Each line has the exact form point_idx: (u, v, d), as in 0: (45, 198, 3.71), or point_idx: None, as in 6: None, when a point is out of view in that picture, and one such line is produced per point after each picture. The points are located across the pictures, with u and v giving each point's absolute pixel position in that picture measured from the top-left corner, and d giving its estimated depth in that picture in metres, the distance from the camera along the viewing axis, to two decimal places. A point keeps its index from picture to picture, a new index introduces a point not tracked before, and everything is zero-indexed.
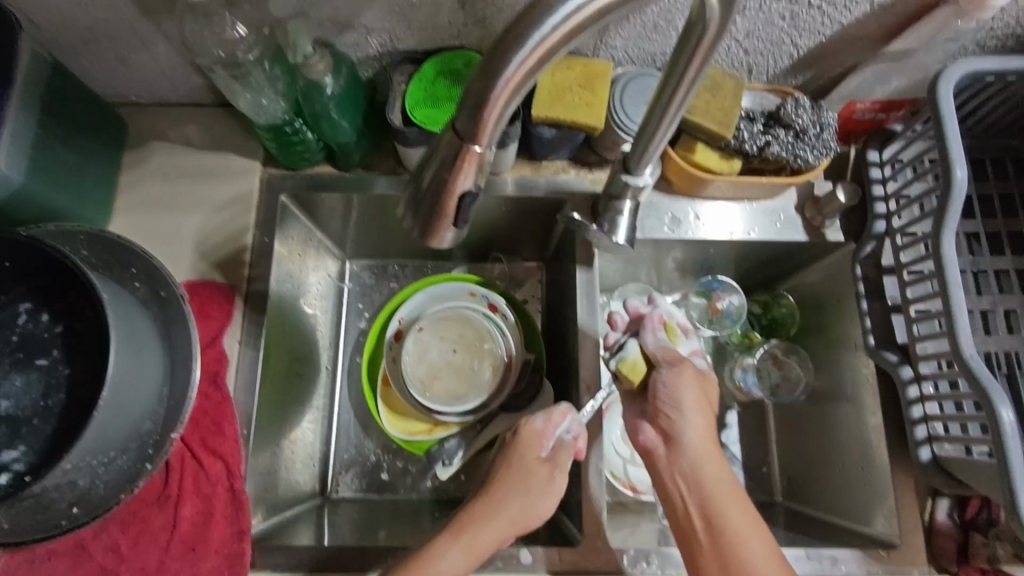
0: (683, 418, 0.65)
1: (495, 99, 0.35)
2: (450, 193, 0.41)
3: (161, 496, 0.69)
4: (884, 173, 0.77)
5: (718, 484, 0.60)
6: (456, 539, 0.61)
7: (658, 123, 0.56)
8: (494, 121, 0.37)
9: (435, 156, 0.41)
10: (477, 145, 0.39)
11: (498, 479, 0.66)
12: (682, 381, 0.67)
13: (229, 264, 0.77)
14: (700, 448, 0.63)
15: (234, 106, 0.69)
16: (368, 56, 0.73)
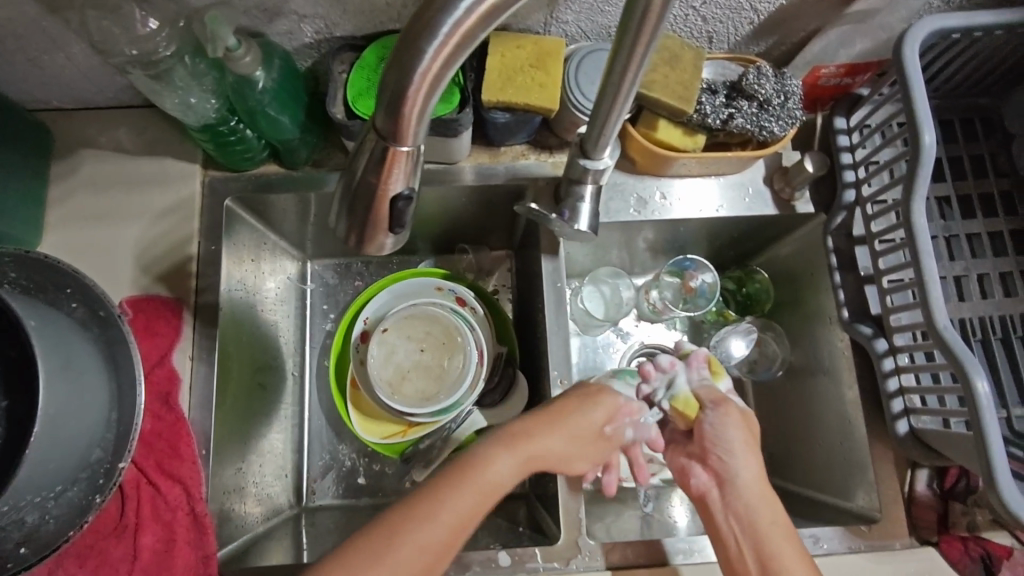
0: (740, 453, 0.63)
1: (414, 91, 0.31)
2: (381, 198, 0.38)
3: (118, 527, 0.65)
4: (852, 142, 0.74)
5: (768, 522, 0.58)
6: (511, 450, 0.59)
7: (612, 102, 0.52)
8: (416, 117, 0.33)
9: (360, 159, 0.37)
10: (402, 145, 0.35)
11: (555, 411, 0.64)
12: (736, 424, 0.65)
13: (174, 275, 0.73)
14: (752, 485, 0.61)
15: (160, 107, 0.63)
16: (304, 45, 0.68)
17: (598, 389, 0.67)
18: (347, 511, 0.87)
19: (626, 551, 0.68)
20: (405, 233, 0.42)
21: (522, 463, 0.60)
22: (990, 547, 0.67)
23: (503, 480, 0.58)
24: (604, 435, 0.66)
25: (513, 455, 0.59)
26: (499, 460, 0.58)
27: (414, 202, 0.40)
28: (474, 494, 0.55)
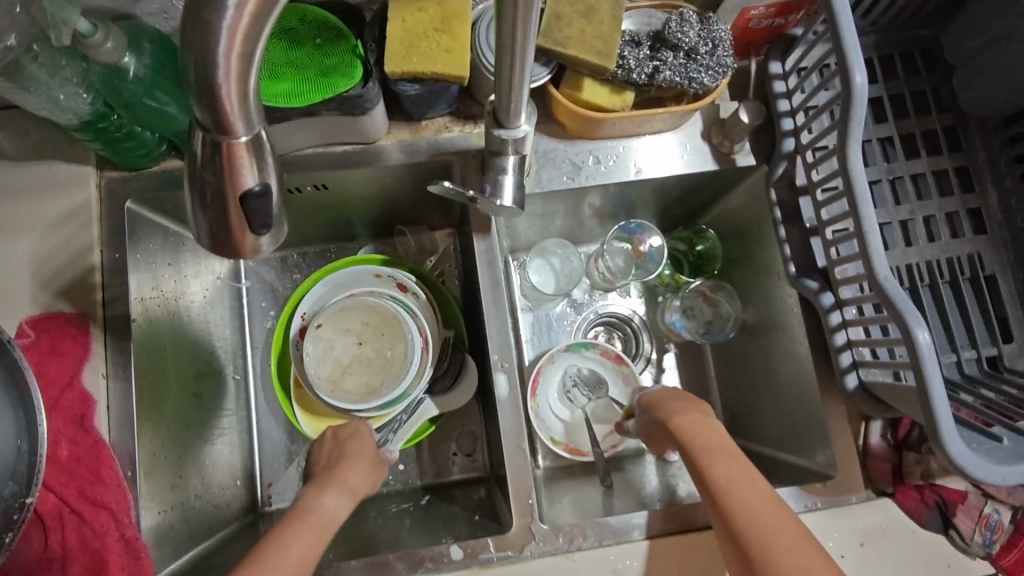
0: (673, 407, 0.66)
1: (223, 70, 0.26)
2: (229, 200, 0.33)
3: (43, 561, 0.61)
4: (788, 86, 0.70)
5: (716, 445, 0.59)
6: (332, 490, 0.64)
7: (511, 63, 0.47)
8: (238, 104, 0.28)
9: (199, 159, 0.33)
10: (238, 136, 0.31)
11: (338, 459, 0.69)
12: (664, 397, 0.68)
13: (77, 289, 0.67)
14: (694, 423, 0.62)
15: (24, 107, 0.57)
16: (183, 24, 0.61)
17: (341, 428, 0.73)
18: None
19: (581, 532, 0.66)
20: (279, 231, 0.38)
21: (347, 491, 0.64)
22: (944, 492, 0.66)
23: (336, 512, 0.62)
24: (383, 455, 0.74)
25: (336, 492, 0.63)
26: (327, 497, 0.62)
27: (277, 195, 0.35)
28: (312, 535, 0.57)
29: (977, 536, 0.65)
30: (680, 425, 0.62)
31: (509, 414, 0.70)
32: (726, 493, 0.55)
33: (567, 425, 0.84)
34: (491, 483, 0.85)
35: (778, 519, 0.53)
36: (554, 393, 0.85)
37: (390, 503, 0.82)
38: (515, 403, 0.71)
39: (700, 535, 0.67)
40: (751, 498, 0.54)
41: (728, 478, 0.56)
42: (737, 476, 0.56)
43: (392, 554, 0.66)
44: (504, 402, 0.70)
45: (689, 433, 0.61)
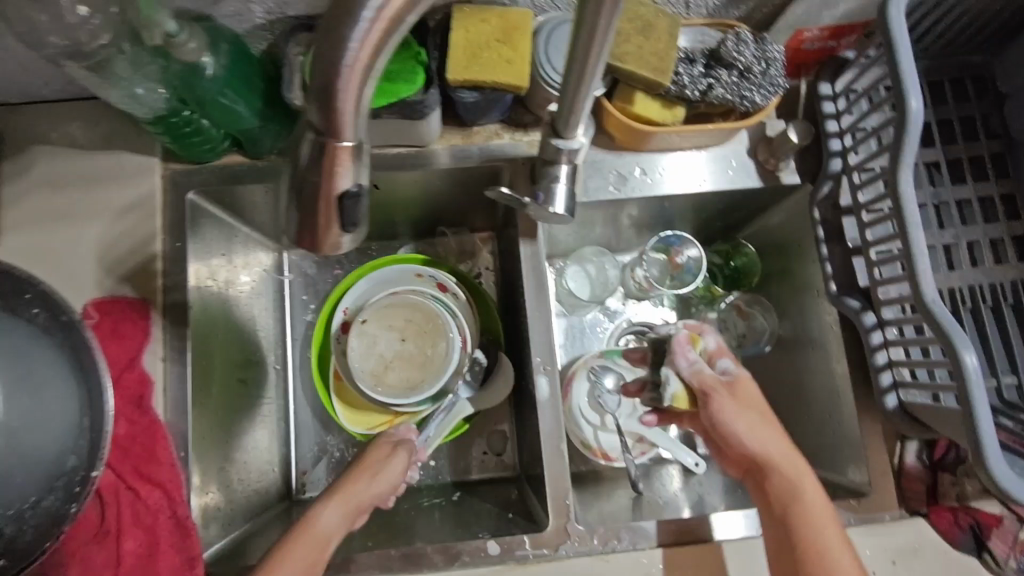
0: (763, 435, 0.61)
1: (347, 74, 0.28)
2: (324, 198, 0.35)
3: (98, 534, 0.64)
4: (837, 107, 0.71)
5: (814, 503, 0.58)
6: (333, 500, 0.63)
7: (579, 77, 0.49)
8: (353, 111, 0.30)
9: (300, 158, 0.35)
10: (343, 141, 0.33)
11: (365, 461, 0.68)
12: (751, 402, 0.63)
13: (140, 275, 0.70)
14: (786, 468, 0.60)
15: (105, 99, 0.60)
16: (256, 26, 0.64)
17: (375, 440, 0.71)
18: None
19: (616, 534, 0.68)
20: (361, 230, 0.39)
21: (347, 506, 0.63)
22: (980, 517, 0.66)
23: (337, 530, 0.61)
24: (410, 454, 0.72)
25: (335, 503, 0.63)
26: (325, 512, 0.62)
27: (366, 197, 0.37)
28: (312, 551, 0.59)
29: (1011, 561, 0.65)
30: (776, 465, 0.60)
31: (548, 416, 0.72)
32: (807, 548, 0.57)
33: (597, 429, 0.84)
34: (520, 482, 0.87)
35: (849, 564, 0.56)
36: (585, 397, 0.85)
37: (423, 497, 0.84)
38: (554, 406, 0.72)
39: (713, 545, 0.68)
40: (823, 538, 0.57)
41: (823, 548, 0.56)
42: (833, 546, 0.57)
43: (431, 546, 0.68)
44: (544, 405, 0.72)
45: (788, 481, 0.59)
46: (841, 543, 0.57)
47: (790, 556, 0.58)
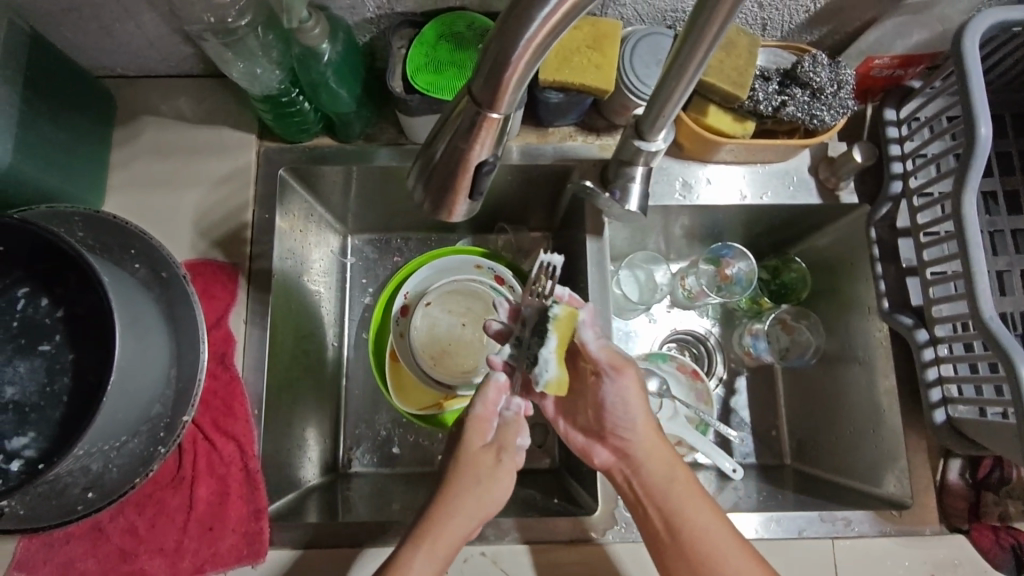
0: (630, 422, 0.66)
1: (520, 52, 0.32)
2: (464, 164, 0.39)
3: (175, 478, 0.70)
4: (901, 133, 0.75)
5: (681, 483, 0.65)
6: (421, 549, 0.59)
7: (675, 86, 0.53)
8: (513, 85, 0.35)
9: (449, 125, 0.39)
10: (495, 112, 0.36)
11: (459, 482, 0.61)
12: (639, 394, 0.66)
13: (231, 241, 0.76)
14: (654, 452, 0.66)
15: (227, 75, 0.65)
16: (365, 20, 0.70)
17: (469, 463, 0.62)
18: (382, 478, 0.88)
19: None
20: (481, 196, 0.44)
21: (438, 557, 0.59)
22: (1020, 536, 0.70)
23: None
24: (504, 458, 0.63)
25: (425, 552, 0.59)
26: (415, 565, 0.58)
27: (495, 169, 0.42)
28: None
29: None
30: (640, 449, 0.66)
31: None
32: (682, 520, 0.64)
33: None
34: (559, 474, 0.89)
35: (719, 535, 0.63)
36: None
37: None
38: None
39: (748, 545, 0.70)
40: (694, 513, 0.64)
41: (692, 521, 0.63)
42: (704, 520, 0.63)
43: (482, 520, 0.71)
44: None
45: (652, 464, 0.66)
46: (712, 515, 0.64)
47: (670, 531, 0.64)
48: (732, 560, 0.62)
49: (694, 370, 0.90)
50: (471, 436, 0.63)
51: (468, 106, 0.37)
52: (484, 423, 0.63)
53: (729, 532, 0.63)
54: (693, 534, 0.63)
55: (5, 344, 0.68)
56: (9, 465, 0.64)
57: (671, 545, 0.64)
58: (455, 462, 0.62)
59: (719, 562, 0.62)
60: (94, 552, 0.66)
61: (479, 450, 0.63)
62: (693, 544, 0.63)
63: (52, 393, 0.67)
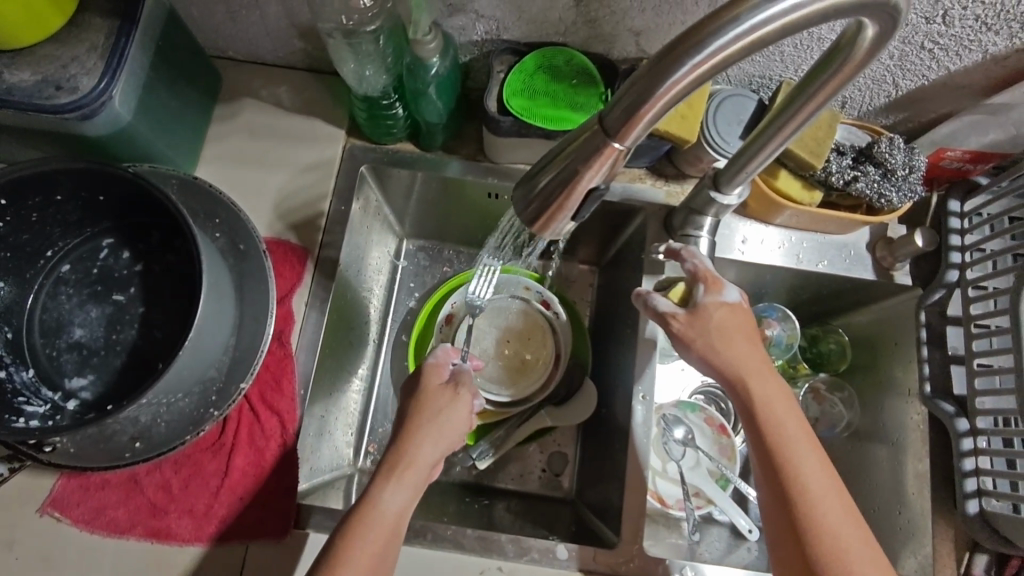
0: (720, 346, 0.62)
1: (661, 93, 0.36)
2: (575, 186, 0.41)
3: (215, 444, 0.71)
4: (963, 225, 0.77)
5: (782, 417, 0.59)
6: (392, 480, 0.58)
7: (756, 153, 0.55)
8: (648, 119, 0.38)
9: (569, 150, 0.41)
10: (621, 142, 0.39)
11: (421, 410, 0.63)
12: (729, 318, 0.63)
13: (306, 226, 0.79)
14: (753, 376, 0.61)
15: (336, 71, 0.70)
16: (470, 41, 0.74)
17: (433, 394, 0.65)
18: None
19: (679, 569, 0.72)
20: (577, 221, 0.46)
21: (409, 486, 0.58)
22: None
23: (410, 507, 0.58)
24: (458, 391, 0.65)
25: (396, 482, 0.58)
26: (387, 494, 0.57)
27: (600, 195, 0.43)
28: (384, 535, 0.55)
29: None
30: (735, 371, 0.61)
31: (637, 441, 0.77)
32: (779, 447, 0.58)
33: (657, 474, 0.87)
34: (575, 508, 0.88)
35: (812, 458, 0.57)
36: (652, 442, 0.89)
37: (481, 497, 0.87)
38: (646, 433, 0.78)
39: None
40: (789, 437, 0.58)
41: (786, 446, 0.58)
42: (804, 463, 0.57)
43: (504, 535, 0.72)
44: (637, 429, 0.78)
45: (750, 390, 0.60)
46: (814, 453, 0.58)
47: (763, 458, 0.58)
48: (831, 499, 0.56)
49: (721, 426, 0.90)
50: (431, 373, 0.67)
51: (597, 133, 0.39)
52: (440, 367, 0.68)
53: (832, 482, 0.57)
54: (788, 459, 0.57)
55: (82, 288, 0.71)
56: (66, 403, 0.66)
57: (766, 476, 0.58)
58: (418, 395, 0.65)
59: (826, 534, 0.54)
60: (127, 501, 0.68)
61: (438, 386, 0.66)
62: (792, 496, 0.56)
63: (116, 342, 0.69)
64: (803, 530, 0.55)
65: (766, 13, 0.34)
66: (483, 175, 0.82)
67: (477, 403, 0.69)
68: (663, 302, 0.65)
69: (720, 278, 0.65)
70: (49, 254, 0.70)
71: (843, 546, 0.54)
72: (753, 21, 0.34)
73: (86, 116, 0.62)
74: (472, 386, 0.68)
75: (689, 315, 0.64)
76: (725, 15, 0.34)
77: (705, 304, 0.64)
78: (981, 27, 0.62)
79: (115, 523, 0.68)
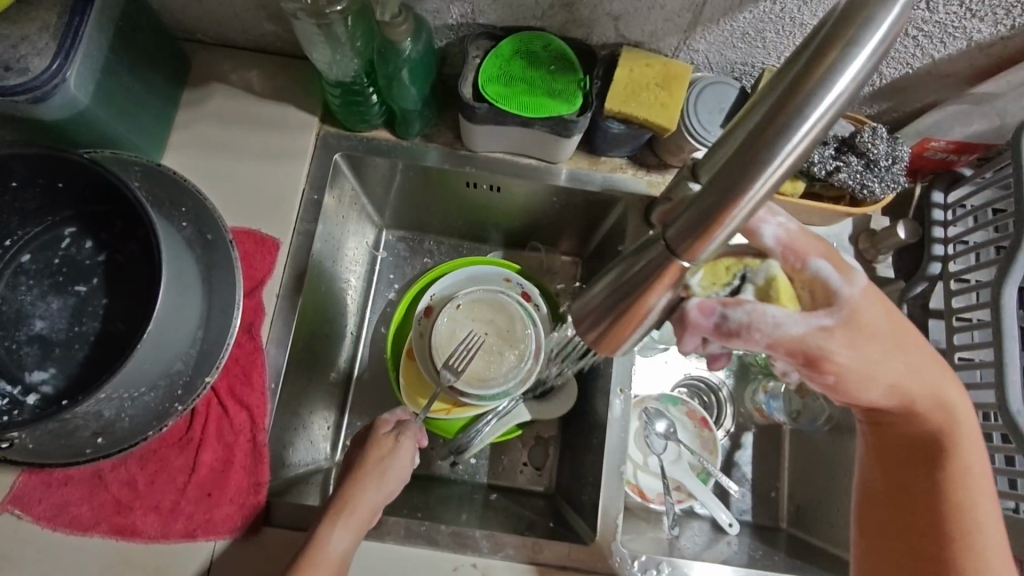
0: (912, 378, 0.51)
1: (734, 208, 0.31)
2: (641, 301, 0.36)
3: (183, 439, 0.70)
4: (947, 216, 0.77)
5: (968, 448, 0.52)
6: (339, 523, 0.61)
7: None
8: (722, 232, 0.32)
9: (629, 264, 0.36)
10: (687, 259, 0.34)
11: (368, 462, 0.67)
12: (884, 319, 0.49)
13: (278, 215, 0.77)
14: (943, 400, 0.52)
15: (306, 54, 0.68)
16: (446, 25, 0.72)
17: (380, 442, 0.69)
18: None
19: (655, 565, 0.71)
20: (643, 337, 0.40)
21: (353, 527, 0.62)
22: None
23: (352, 548, 0.61)
24: (399, 439, 0.69)
25: (342, 525, 0.61)
26: (333, 536, 0.60)
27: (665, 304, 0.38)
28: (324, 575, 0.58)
29: None
30: (942, 419, 0.52)
31: (615, 435, 0.77)
32: (962, 479, 0.52)
33: (638, 467, 0.87)
34: (554, 501, 0.87)
35: (980, 491, 0.52)
36: (633, 435, 0.88)
37: (462, 489, 0.87)
38: (623, 427, 0.78)
39: None
40: (957, 465, 0.52)
41: (968, 481, 0.52)
42: (987, 521, 0.51)
43: (479, 531, 0.71)
44: (614, 423, 0.77)
45: (950, 434, 0.52)
46: (986, 491, 0.52)
47: (955, 492, 0.52)
48: (992, 534, 0.51)
49: (703, 419, 0.89)
50: (379, 425, 0.71)
51: (659, 247, 0.34)
52: (388, 420, 0.72)
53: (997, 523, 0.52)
54: (959, 494, 0.52)
55: (42, 279, 0.68)
56: (25, 398, 0.64)
57: (956, 516, 0.51)
58: (365, 445, 0.69)
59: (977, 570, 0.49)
60: (91, 499, 0.66)
61: (381, 436, 0.70)
62: (951, 534, 0.51)
63: (78, 334, 0.67)
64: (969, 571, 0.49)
65: (835, 94, 0.27)
66: (461, 164, 0.81)
67: (421, 441, 0.74)
68: (783, 321, 0.46)
69: (832, 249, 0.50)
70: (7, 243, 0.68)
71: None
72: (823, 111, 0.27)
73: (39, 98, 0.59)
74: (415, 434, 0.71)
75: (840, 330, 0.48)
76: (794, 97, 0.28)
77: (852, 300, 0.49)
78: (966, 13, 0.60)
79: (79, 520, 0.66)
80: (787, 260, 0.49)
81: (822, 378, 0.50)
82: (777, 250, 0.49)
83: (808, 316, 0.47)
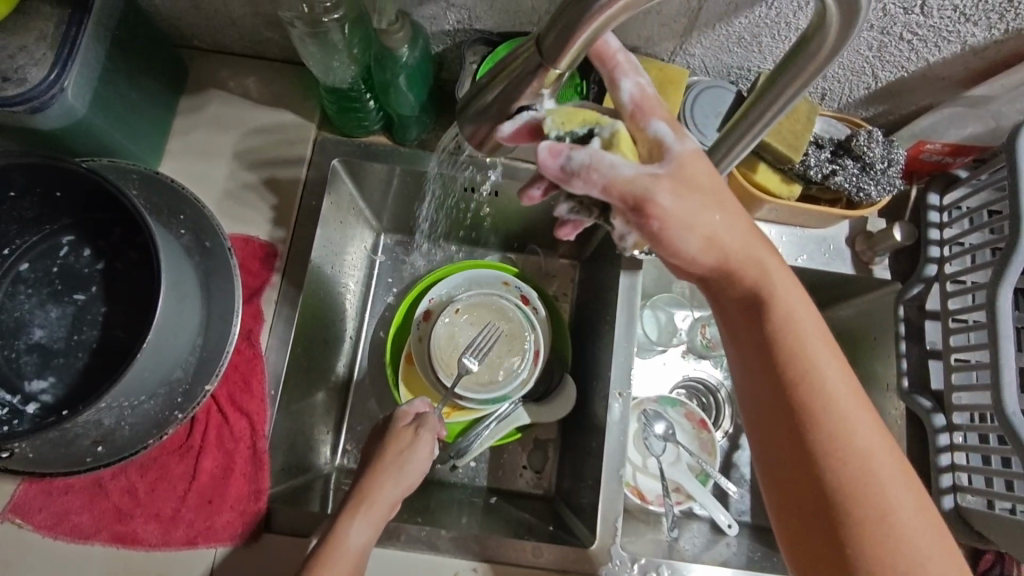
0: (724, 229, 0.47)
1: (590, 19, 0.34)
2: (515, 103, 0.39)
3: (183, 446, 0.70)
4: (942, 218, 0.77)
5: (803, 315, 0.47)
6: (358, 516, 0.62)
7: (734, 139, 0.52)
8: (582, 41, 0.35)
9: (505, 70, 0.38)
10: (556, 66, 0.37)
11: (387, 455, 0.67)
12: (703, 175, 0.46)
13: (276, 222, 0.77)
14: (763, 263, 0.48)
15: (302, 60, 0.68)
16: (442, 31, 0.72)
17: (399, 434, 0.69)
18: None
19: (655, 568, 0.71)
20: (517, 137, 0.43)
21: (372, 522, 0.62)
22: None
23: (371, 543, 0.62)
24: (417, 430, 0.69)
25: (361, 519, 0.62)
26: (352, 530, 0.61)
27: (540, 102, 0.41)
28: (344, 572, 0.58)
29: None
30: (756, 273, 0.48)
31: (614, 438, 0.77)
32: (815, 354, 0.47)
33: (638, 469, 0.87)
34: (554, 504, 0.87)
35: (834, 366, 0.47)
36: (631, 438, 0.88)
37: (462, 493, 0.87)
38: (623, 430, 0.77)
39: None
40: (801, 338, 0.47)
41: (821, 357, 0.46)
42: (842, 397, 0.46)
43: (479, 535, 0.72)
44: (613, 427, 0.77)
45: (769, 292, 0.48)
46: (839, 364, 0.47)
47: (810, 372, 0.46)
48: (853, 414, 0.45)
49: (702, 421, 0.89)
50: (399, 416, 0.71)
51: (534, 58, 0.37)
52: (409, 412, 0.72)
53: (862, 406, 0.46)
54: (816, 373, 0.46)
55: (41, 287, 0.68)
56: (25, 407, 0.64)
57: (815, 396, 0.46)
58: (385, 437, 0.69)
59: (835, 447, 0.45)
60: (92, 507, 0.66)
61: (401, 429, 0.70)
62: (808, 413, 0.46)
63: (78, 342, 0.67)
64: (820, 448, 0.45)
65: None
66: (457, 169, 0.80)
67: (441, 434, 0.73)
68: (618, 164, 0.43)
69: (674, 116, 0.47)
70: (5, 252, 0.68)
71: (852, 465, 0.44)
72: None
73: (37, 107, 0.59)
74: (435, 427, 0.71)
75: (669, 179, 0.45)
76: None
77: (680, 156, 0.45)
78: (960, 18, 0.61)
79: (80, 529, 0.66)
80: (632, 120, 0.46)
81: (645, 225, 0.46)
82: (628, 109, 0.46)
83: (642, 165, 0.44)
